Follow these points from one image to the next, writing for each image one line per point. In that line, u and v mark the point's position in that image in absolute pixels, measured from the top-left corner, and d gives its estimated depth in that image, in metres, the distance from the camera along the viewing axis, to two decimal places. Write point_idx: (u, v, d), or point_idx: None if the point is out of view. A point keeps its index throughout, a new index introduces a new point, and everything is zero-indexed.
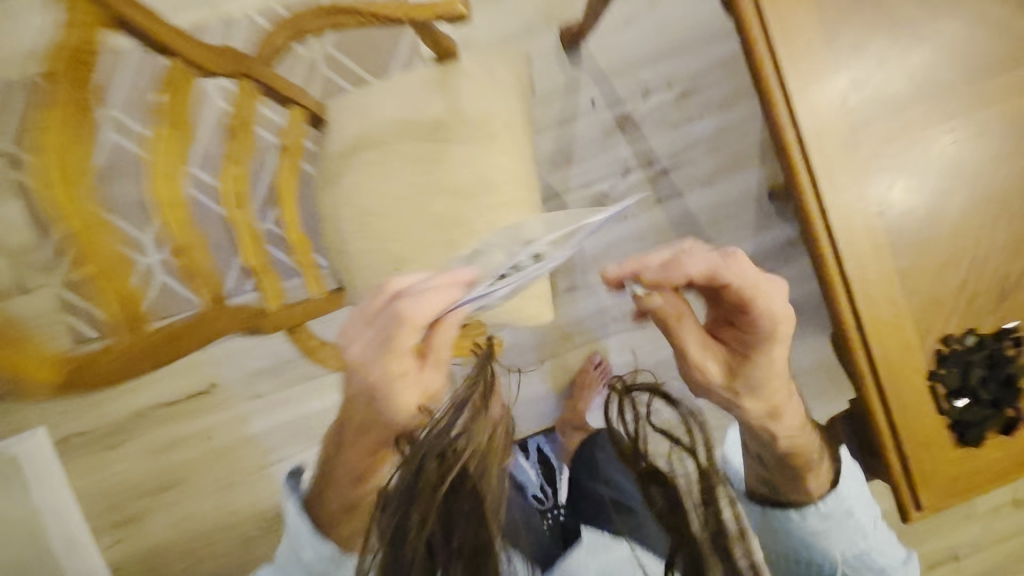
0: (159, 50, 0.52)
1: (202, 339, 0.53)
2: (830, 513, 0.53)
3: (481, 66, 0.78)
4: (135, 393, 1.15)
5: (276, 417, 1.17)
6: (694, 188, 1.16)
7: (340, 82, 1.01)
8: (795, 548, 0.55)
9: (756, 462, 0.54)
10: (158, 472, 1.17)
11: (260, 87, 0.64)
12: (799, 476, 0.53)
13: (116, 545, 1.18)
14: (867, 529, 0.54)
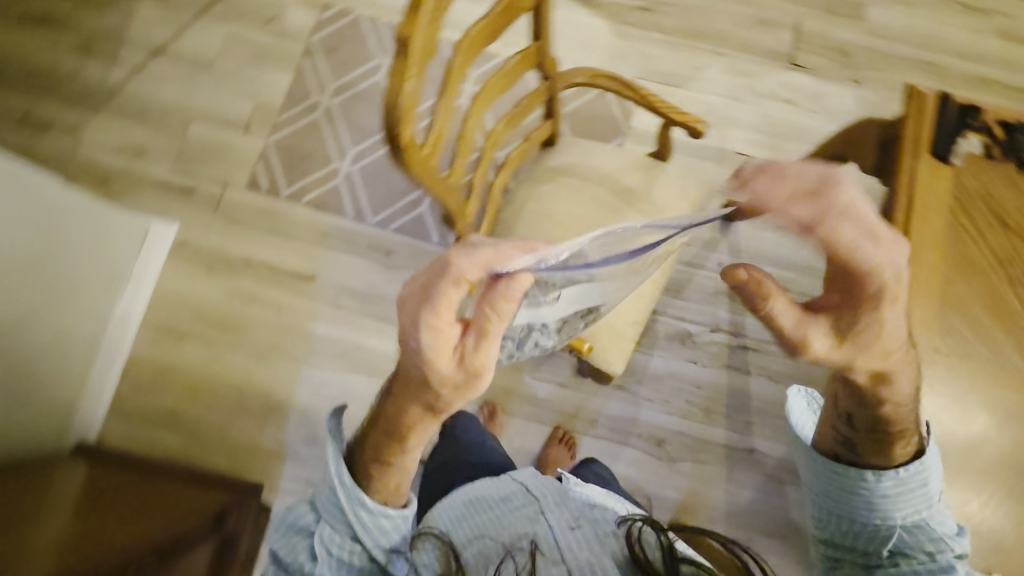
0: (534, 30, 0.75)
1: (442, 194, 0.67)
2: (905, 476, 0.63)
3: (678, 176, 1.00)
4: (258, 247, 1.34)
5: (339, 331, 1.31)
6: (762, 376, 1.30)
7: None
8: (859, 506, 0.66)
9: (841, 426, 0.66)
10: (224, 311, 1.31)
11: (548, 93, 0.87)
12: (885, 444, 0.64)
13: (147, 343, 1.28)
14: (934, 490, 0.64)
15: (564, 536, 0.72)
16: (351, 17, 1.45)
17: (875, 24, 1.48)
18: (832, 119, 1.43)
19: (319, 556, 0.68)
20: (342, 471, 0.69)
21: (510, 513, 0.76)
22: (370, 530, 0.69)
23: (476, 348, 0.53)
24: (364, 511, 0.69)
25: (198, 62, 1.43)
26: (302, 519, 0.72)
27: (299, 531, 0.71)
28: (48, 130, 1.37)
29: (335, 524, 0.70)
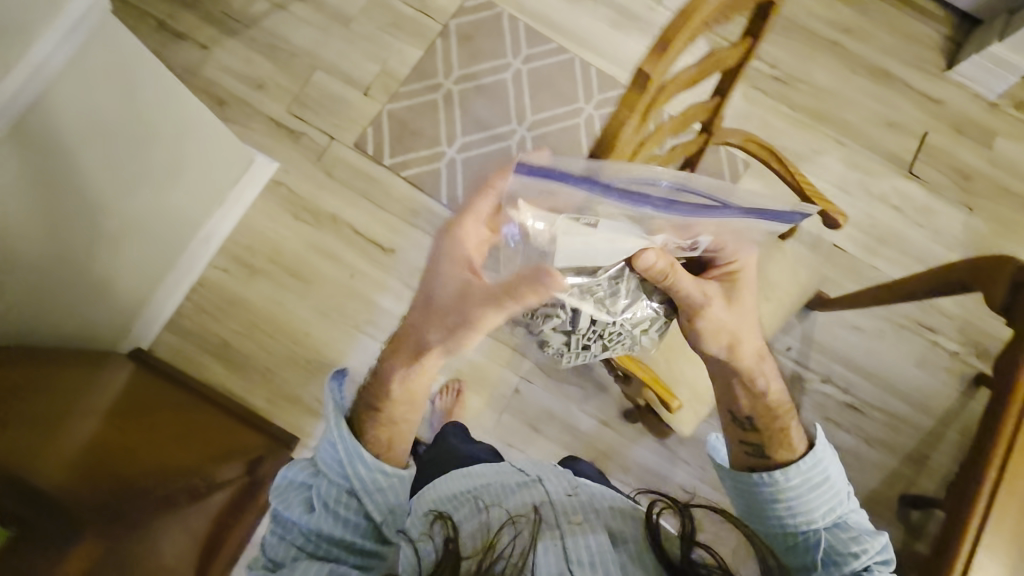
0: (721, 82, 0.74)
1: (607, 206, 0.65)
2: (809, 471, 0.72)
3: (793, 260, 1.00)
4: (348, 208, 1.35)
5: (403, 310, 1.31)
6: None
7: None
8: (782, 513, 0.72)
9: (745, 438, 0.77)
10: (299, 260, 1.32)
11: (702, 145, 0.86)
12: (776, 439, 0.75)
13: (220, 270, 1.30)
14: (836, 482, 0.73)
15: (560, 504, 0.69)
16: (495, 12, 1.46)
17: (1003, 157, 1.47)
18: (935, 238, 1.43)
19: (317, 507, 0.69)
20: (343, 429, 0.72)
21: (505, 496, 0.70)
22: (366, 481, 0.71)
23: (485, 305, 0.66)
24: (362, 467, 0.70)
25: (337, 14, 1.43)
26: (300, 476, 0.73)
27: (298, 487, 0.72)
28: (182, 41, 1.39)
29: (333, 479, 0.72)
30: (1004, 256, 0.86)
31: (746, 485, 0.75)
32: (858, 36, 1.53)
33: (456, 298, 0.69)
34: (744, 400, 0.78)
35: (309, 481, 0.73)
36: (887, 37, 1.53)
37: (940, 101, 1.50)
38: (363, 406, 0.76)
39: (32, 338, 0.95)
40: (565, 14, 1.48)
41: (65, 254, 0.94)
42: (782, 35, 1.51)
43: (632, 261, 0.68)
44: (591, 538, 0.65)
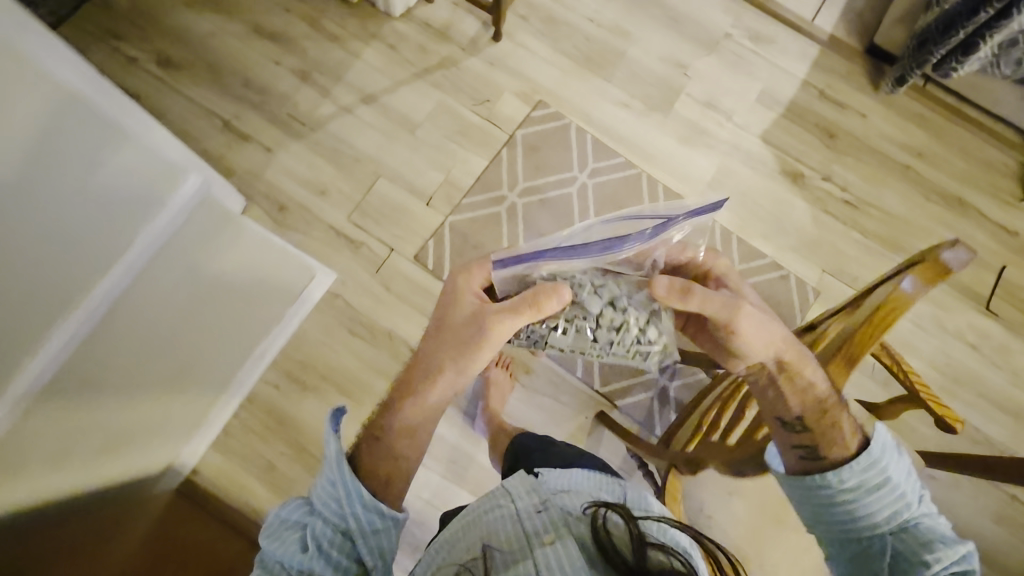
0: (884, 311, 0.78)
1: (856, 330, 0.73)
2: (865, 471, 0.69)
3: None
4: (405, 323, 1.31)
5: (458, 436, 1.29)
6: None
7: None
8: (842, 518, 0.70)
9: (799, 446, 0.75)
10: (353, 377, 1.28)
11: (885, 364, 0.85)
12: (826, 436, 0.73)
13: (272, 385, 1.26)
14: (908, 483, 0.69)
15: (531, 520, 0.66)
16: (563, 123, 1.45)
17: None
18: (1014, 379, 1.36)
19: (310, 549, 0.63)
20: (344, 467, 0.67)
21: (504, 514, 0.69)
22: (364, 525, 0.66)
23: (503, 319, 0.73)
24: (362, 509, 0.66)
25: (403, 120, 1.42)
26: (296, 514, 0.67)
27: (292, 526, 0.66)
28: (248, 143, 1.37)
29: (330, 518, 0.66)
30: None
31: (799, 500, 0.74)
32: (932, 160, 1.49)
33: (471, 319, 0.75)
34: (789, 401, 0.75)
35: (301, 517, 0.67)
36: (962, 163, 1.49)
37: (1018, 232, 1.45)
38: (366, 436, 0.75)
39: (101, 432, 0.96)
40: (633, 128, 1.46)
41: (151, 339, 1.00)
42: (852, 156, 1.48)
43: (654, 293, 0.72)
44: (558, 557, 0.58)
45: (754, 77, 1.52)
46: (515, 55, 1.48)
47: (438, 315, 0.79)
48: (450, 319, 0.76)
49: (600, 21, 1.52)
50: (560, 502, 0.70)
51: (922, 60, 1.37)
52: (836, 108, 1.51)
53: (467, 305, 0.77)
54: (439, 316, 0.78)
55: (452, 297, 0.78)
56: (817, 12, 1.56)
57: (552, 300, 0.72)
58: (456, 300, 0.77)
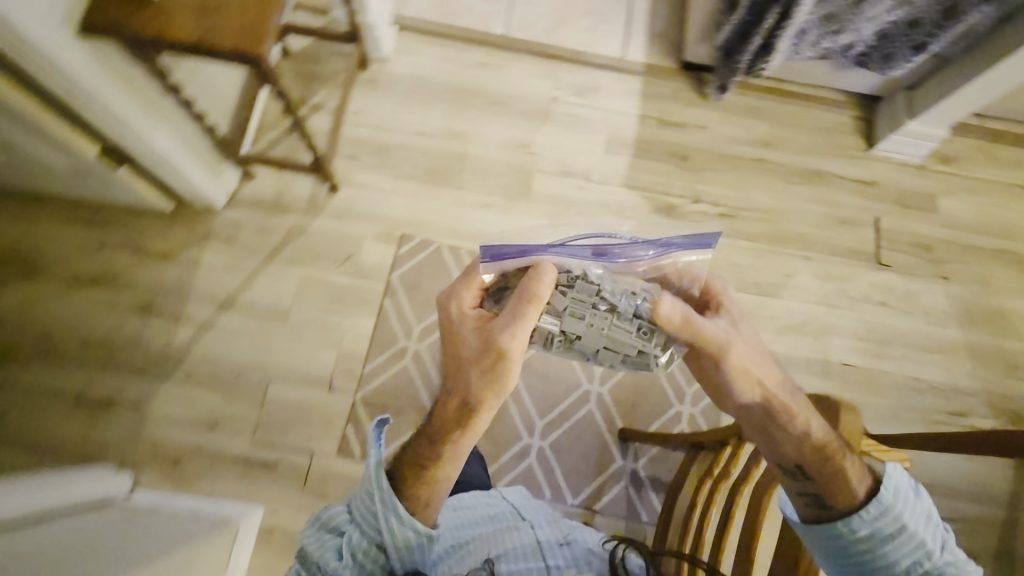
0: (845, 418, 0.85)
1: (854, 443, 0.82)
2: (877, 520, 0.68)
3: None
4: None
5: None
6: None
7: (663, 380, 1.34)
8: (858, 566, 0.69)
9: (802, 496, 0.72)
10: None
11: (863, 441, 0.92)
12: (837, 483, 0.70)
13: None
14: (924, 521, 0.69)
15: (553, 550, 0.83)
16: (434, 248, 1.39)
17: (948, 217, 1.55)
18: (927, 319, 1.46)
19: (345, 556, 0.73)
20: (380, 481, 0.72)
21: (517, 537, 0.85)
22: (395, 540, 0.73)
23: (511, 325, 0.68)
24: (394, 523, 0.72)
25: (271, 312, 1.32)
26: (335, 519, 0.77)
27: (331, 531, 0.76)
28: (112, 408, 1.23)
29: (364, 529, 0.74)
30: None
31: (811, 547, 0.73)
32: (778, 144, 1.56)
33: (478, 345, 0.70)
34: (790, 450, 0.71)
35: (338, 525, 0.77)
36: (804, 137, 1.57)
37: (876, 182, 1.56)
38: (409, 459, 0.75)
39: None
40: (503, 224, 1.43)
41: None
42: (710, 170, 1.53)
43: (657, 314, 0.67)
44: None
45: (594, 131, 1.53)
46: (361, 198, 1.41)
47: (447, 339, 0.74)
48: (461, 345, 0.72)
49: (430, 132, 1.49)
50: (576, 541, 0.87)
51: (734, 68, 1.44)
52: (678, 130, 1.55)
53: (473, 326, 0.72)
54: (448, 340, 0.74)
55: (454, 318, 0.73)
56: (625, 47, 1.60)
57: (544, 282, 0.66)
58: (460, 324, 0.73)
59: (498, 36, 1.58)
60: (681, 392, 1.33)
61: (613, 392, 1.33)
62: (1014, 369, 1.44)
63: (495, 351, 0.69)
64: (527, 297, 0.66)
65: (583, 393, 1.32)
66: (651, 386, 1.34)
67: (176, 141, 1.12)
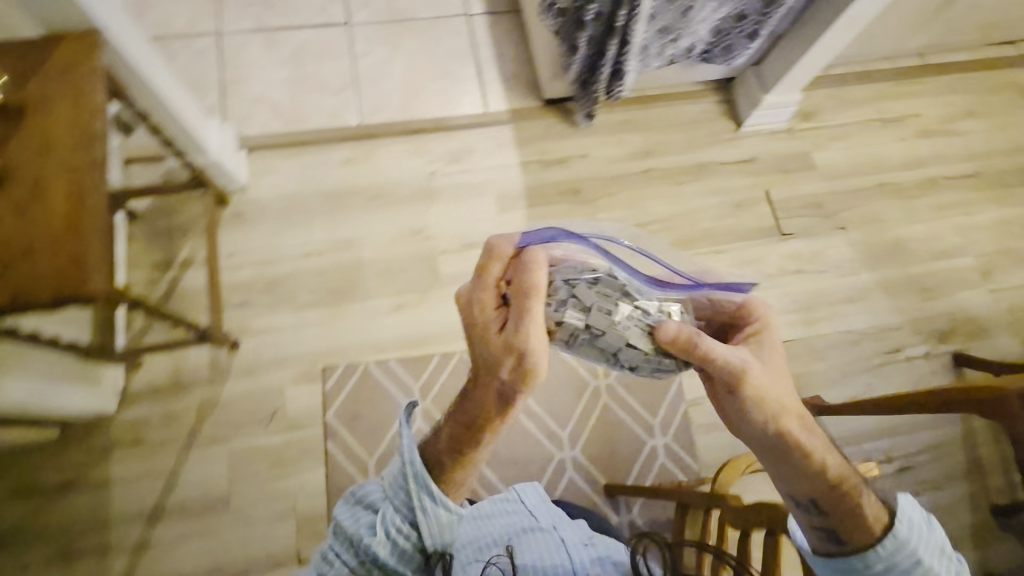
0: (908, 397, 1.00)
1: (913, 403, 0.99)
2: (893, 556, 0.67)
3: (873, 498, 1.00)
4: None
5: None
6: None
7: (628, 421, 1.34)
8: None
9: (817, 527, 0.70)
10: None
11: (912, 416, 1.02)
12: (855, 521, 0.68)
13: None
14: (932, 544, 0.68)
15: (578, 549, 0.83)
16: (362, 370, 1.31)
17: (826, 169, 1.64)
18: (838, 272, 1.54)
19: (378, 532, 0.72)
20: (415, 460, 0.72)
21: (546, 544, 0.83)
22: (427, 521, 0.72)
23: (524, 320, 0.63)
24: (428, 501, 0.72)
25: (211, 503, 1.19)
26: (370, 496, 0.77)
27: (366, 505, 0.76)
28: None
29: (398, 506, 0.74)
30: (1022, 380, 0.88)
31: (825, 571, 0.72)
32: (658, 151, 1.60)
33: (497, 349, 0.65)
34: (807, 484, 0.68)
35: (372, 502, 0.76)
36: (678, 136, 1.61)
37: (754, 157, 1.63)
38: (439, 444, 0.73)
39: None
40: (425, 319, 1.38)
41: None
42: (603, 196, 1.54)
43: (658, 336, 0.66)
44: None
45: (483, 193, 1.50)
46: (267, 344, 1.31)
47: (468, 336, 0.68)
48: (481, 345, 0.66)
49: (319, 248, 1.40)
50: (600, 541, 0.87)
51: (593, 96, 1.45)
52: (562, 166, 1.55)
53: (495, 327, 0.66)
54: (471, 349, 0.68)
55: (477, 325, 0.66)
56: (484, 100, 1.58)
57: (539, 272, 0.64)
58: (481, 330, 0.66)
59: (354, 127, 1.51)
60: (648, 425, 1.34)
61: (587, 451, 1.31)
62: (923, 291, 1.56)
63: (510, 356, 0.65)
64: (527, 287, 0.63)
65: (559, 463, 1.29)
66: (620, 432, 1.33)
67: (31, 380, 0.98)
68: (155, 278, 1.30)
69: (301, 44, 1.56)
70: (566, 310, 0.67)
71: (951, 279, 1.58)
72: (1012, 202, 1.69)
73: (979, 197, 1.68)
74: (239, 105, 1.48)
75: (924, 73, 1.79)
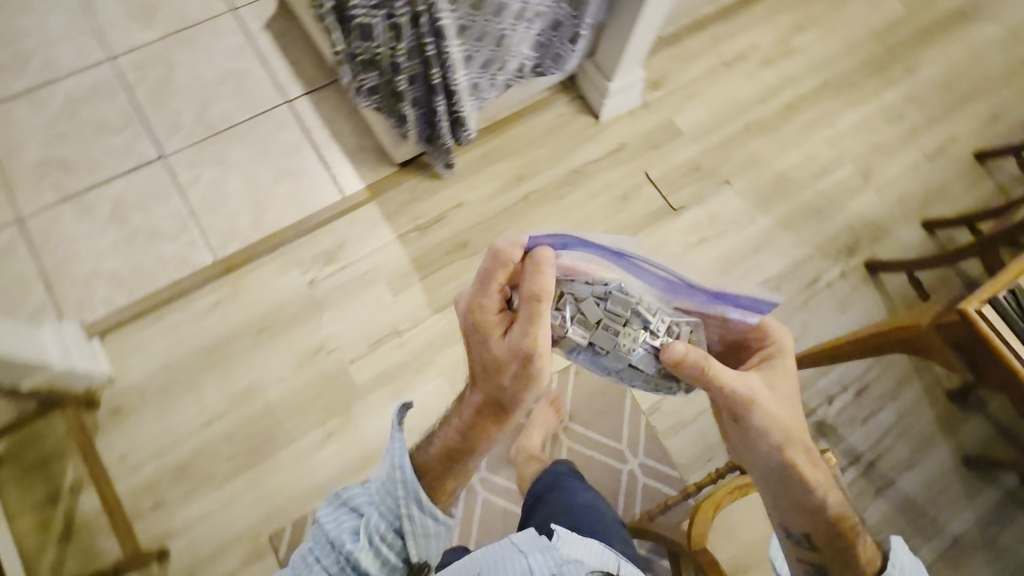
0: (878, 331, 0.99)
1: (887, 335, 0.98)
2: None
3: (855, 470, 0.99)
4: None
5: None
6: (903, 472, 1.37)
7: (597, 455, 1.32)
8: None
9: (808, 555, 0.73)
10: None
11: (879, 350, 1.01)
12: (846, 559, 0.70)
13: None
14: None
15: None
16: None
17: (693, 130, 1.64)
18: (737, 227, 1.56)
19: (361, 538, 0.70)
20: (401, 466, 0.68)
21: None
22: (414, 528, 0.70)
23: (529, 325, 0.60)
24: (416, 511, 0.69)
25: None
26: (356, 499, 0.75)
27: (353, 509, 0.74)
28: None
29: (383, 512, 0.71)
30: (961, 305, 0.83)
31: None
32: (530, 173, 1.55)
33: (502, 357, 0.62)
34: (805, 516, 0.70)
35: (358, 506, 0.74)
36: (544, 150, 1.57)
37: (623, 144, 1.61)
38: (435, 453, 0.70)
39: None
40: (360, 439, 1.28)
41: None
42: (494, 239, 1.49)
43: (662, 358, 0.65)
44: None
45: (372, 282, 1.41)
46: (201, 537, 1.18)
47: (469, 350, 0.64)
48: (486, 358, 0.63)
49: (221, 410, 1.27)
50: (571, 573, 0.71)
51: (445, 150, 1.37)
52: (442, 225, 1.48)
53: (497, 335, 0.62)
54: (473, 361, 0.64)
55: (478, 335, 0.63)
56: (338, 186, 1.47)
57: (546, 273, 0.60)
58: (484, 338, 0.62)
59: (210, 265, 1.36)
60: (617, 452, 1.33)
61: None
62: (819, 214, 1.59)
63: (513, 368, 0.61)
64: (533, 292, 0.59)
65: None
66: (591, 469, 1.32)
67: None
68: (47, 519, 1.14)
69: (118, 197, 1.40)
70: (568, 328, 0.68)
71: (839, 193, 1.62)
72: (866, 98, 1.75)
73: (837, 104, 1.73)
74: (73, 290, 1.32)
75: (747, 4, 1.81)
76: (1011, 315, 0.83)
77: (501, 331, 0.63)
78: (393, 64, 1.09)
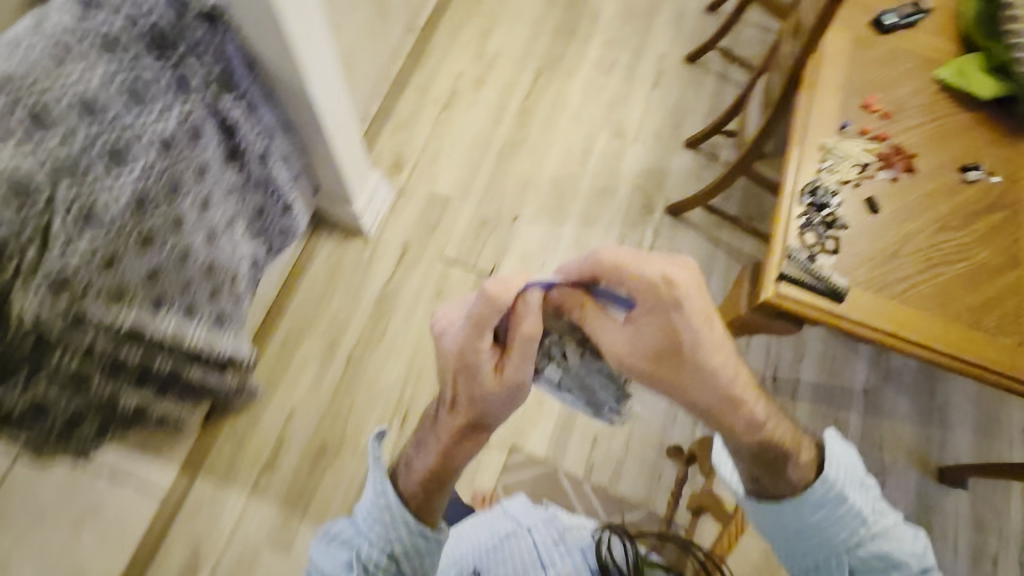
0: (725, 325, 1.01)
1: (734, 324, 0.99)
2: (820, 501, 0.66)
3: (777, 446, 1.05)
4: None
5: None
6: (798, 366, 1.48)
7: None
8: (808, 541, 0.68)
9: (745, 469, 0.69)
10: None
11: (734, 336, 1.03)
12: (779, 472, 0.66)
13: None
14: (859, 487, 0.67)
15: (550, 552, 0.89)
16: None
17: (457, 190, 1.58)
18: (549, 252, 1.54)
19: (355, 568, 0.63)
20: (388, 487, 0.63)
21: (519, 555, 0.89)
22: (410, 545, 0.64)
23: (523, 364, 0.58)
24: (406, 530, 0.63)
25: None
26: (342, 531, 0.67)
27: (338, 544, 0.66)
28: None
29: (373, 536, 0.64)
30: (760, 297, 0.85)
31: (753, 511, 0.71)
32: (338, 334, 1.41)
33: (490, 388, 0.58)
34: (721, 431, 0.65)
35: (347, 538, 0.66)
36: (337, 302, 1.43)
37: (405, 245, 1.51)
38: (410, 484, 0.64)
39: None
40: None
41: None
42: (347, 422, 1.34)
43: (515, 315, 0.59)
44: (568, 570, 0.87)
45: (255, 558, 1.22)
46: None
47: (455, 380, 0.60)
48: (473, 387, 0.58)
49: None
50: (571, 539, 0.92)
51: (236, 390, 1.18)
52: (287, 446, 1.30)
53: (489, 366, 0.58)
54: (460, 389, 0.59)
55: (467, 370, 0.58)
56: (149, 491, 1.21)
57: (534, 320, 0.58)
58: (474, 373, 0.58)
59: None
60: None
61: None
62: (605, 194, 1.62)
63: (503, 395, 0.58)
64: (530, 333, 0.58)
65: None
66: None
67: None
68: None
69: None
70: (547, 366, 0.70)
71: (609, 163, 1.66)
72: (577, 65, 1.78)
73: (558, 86, 1.75)
74: None
75: (428, 39, 1.75)
76: (807, 280, 0.85)
77: (494, 361, 0.58)
78: (102, 398, 0.88)
